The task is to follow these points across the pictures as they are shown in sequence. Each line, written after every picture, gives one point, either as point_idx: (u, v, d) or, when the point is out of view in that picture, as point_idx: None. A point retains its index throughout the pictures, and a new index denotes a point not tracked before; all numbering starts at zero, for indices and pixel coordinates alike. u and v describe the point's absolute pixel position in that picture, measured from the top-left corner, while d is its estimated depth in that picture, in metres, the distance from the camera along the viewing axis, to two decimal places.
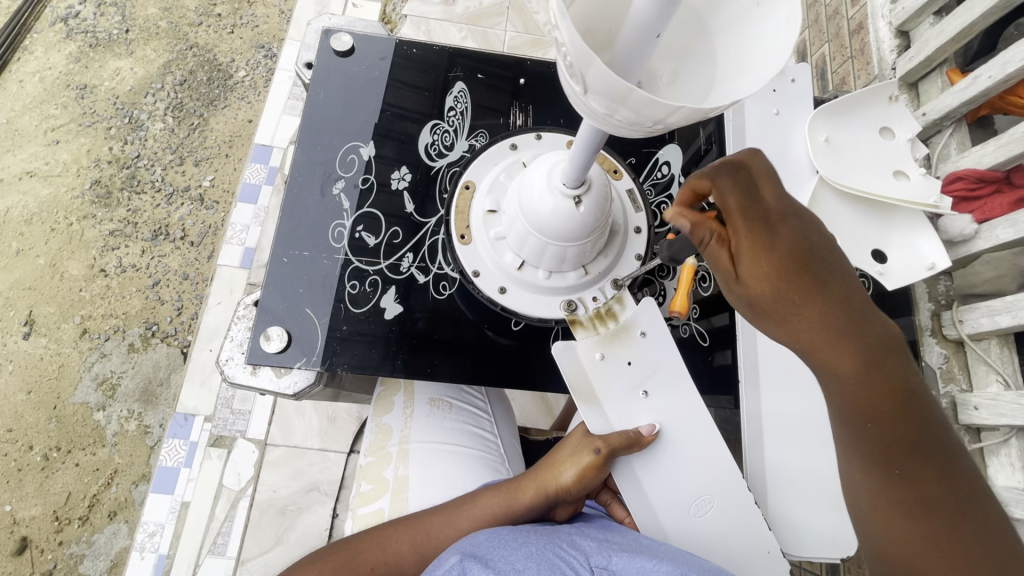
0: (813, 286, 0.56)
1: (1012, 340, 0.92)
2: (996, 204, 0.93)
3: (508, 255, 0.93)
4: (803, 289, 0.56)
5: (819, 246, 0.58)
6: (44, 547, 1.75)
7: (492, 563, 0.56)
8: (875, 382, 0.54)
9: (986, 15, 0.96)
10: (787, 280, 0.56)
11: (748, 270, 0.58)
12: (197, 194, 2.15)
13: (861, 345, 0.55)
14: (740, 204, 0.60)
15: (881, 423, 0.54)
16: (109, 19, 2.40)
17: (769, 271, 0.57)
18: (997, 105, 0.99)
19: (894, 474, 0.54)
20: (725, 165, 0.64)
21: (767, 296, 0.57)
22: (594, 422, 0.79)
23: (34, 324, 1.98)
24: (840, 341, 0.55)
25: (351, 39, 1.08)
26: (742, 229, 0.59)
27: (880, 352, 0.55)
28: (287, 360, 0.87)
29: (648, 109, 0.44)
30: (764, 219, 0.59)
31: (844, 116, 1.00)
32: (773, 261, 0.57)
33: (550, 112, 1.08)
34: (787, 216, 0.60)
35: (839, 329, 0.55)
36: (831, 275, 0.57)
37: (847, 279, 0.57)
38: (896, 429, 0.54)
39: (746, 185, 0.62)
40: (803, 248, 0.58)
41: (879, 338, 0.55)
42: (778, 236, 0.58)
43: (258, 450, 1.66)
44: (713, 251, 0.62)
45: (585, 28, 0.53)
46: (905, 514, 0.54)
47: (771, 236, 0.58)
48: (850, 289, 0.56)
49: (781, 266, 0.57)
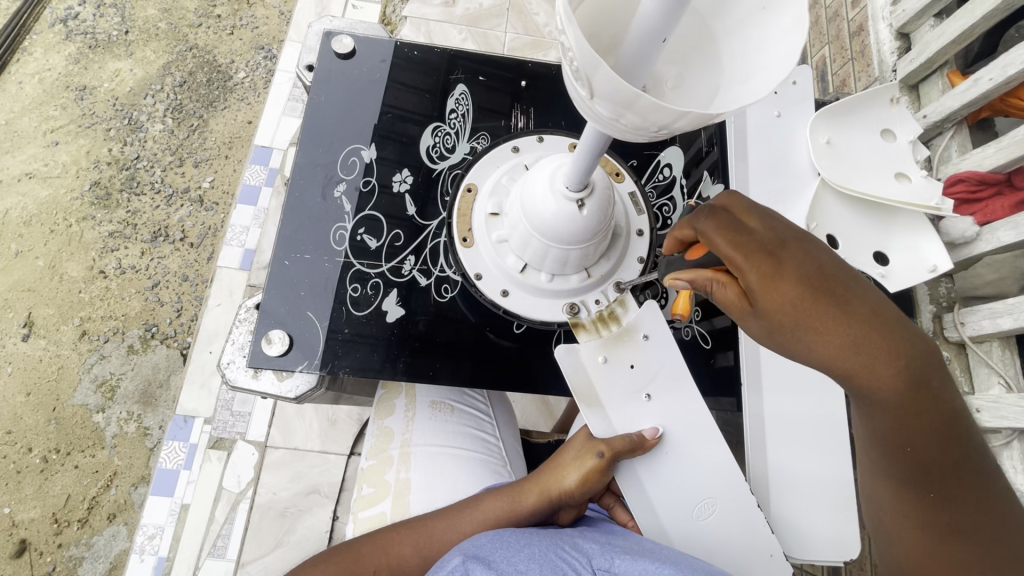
0: (843, 316, 0.50)
1: (1013, 343, 0.92)
2: (997, 207, 0.94)
3: (510, 258, 0.92)
4: (833, 322, 0.50)
5: (830, 267, 0.53)
6: (43, 550, 1.74)
7: (495, 565, 0.56)
8: (915, 412, 0.51)
9: (987, 18, 0.96)
10: (814, 315, 0.51)
11: (768, 305, 0.53)
12: (197, 195, 2.14)
13: (904, 370, 0.50)
14: (732, 247, 0.55)
15: (917, 444, 0.53)
16: (108, 20, 2.39)
17: (793, 305, 0.51)
18: (998, 108, 0.99)
19: (928, 496, 0.55)
20: (704, 213, 0.59)
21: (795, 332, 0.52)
22: (596, 425, 0.79)
23: (33, 326, 1.98)
24: (884, 374, 0.50)
25: (352, 41, 1.07)
26: (749, 266, 0.54)
27: (920, 377, 0.51)
28: (288, 363, 0.86)
29: (655, 114, 0.44)
30: (764, 254, 0.54)
31: (845, 119, 1.00)
32: (791, 299, 0.52)
33: (552, 115, 1.08)
34: (788, 240, 0.55)
35: (880, 363, 0.50)
36: (854, 298, 0.51)
37: (870, 298, 0.52)
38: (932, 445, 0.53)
39: (729, 223, 0.57)
40: (818, 274, 0.52)
41: (918, 362, 0.50)
42: (788, 266, 0.53)
43: (258, 452, 1.66)
44: (728, 300, 0.57)
45: (590, 32, 0.53)
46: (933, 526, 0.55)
47: (782, 268, 0.53)
48: (878, 310, 0.51)
49: (803, 301, 0.51)
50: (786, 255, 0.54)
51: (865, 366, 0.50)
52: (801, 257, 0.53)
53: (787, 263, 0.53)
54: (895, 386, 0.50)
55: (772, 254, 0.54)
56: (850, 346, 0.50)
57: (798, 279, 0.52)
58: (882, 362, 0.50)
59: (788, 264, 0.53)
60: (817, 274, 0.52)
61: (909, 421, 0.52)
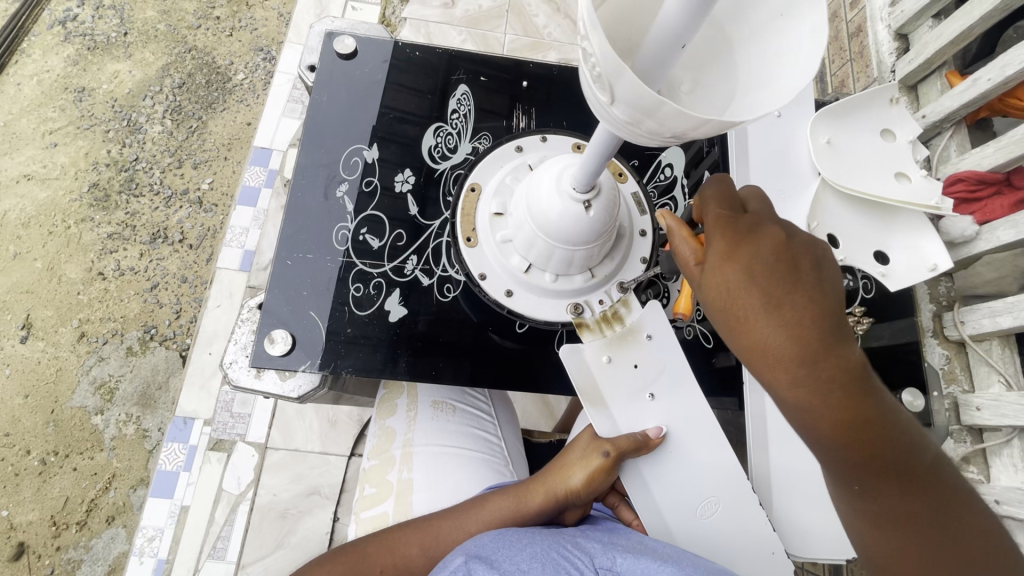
0: (770, 312, 0.49)
1: (1013, 341, 0.92)
2: (997, 206, 0.94)
3: (515, 258, 0.92)
4: (758, 315, 0.50)
5: (790, 261, 0.51)
6: (41, 553, 1.74)
7: (498, 564, 0.56)
8: (832, 418, 0.49)
9: (985, 18, 0.97)
10: (743, 304, 0.50)
11: (711, 281, 0.54)
12: (196, 197, 2.14)
13: (816, 381, 0.49)
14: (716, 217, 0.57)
15: (834, 452, 0.52)
16: (107, 22, 2.39)
17: (730, 290, 0.52)
18: (996, 108, 1.00)
19: (856, 489, 0.54)
20: (716, 182, 0.60)
21: (727, 315, 0.52)
22: (601, 425, 0.80)
23: (32, 328, 1.97)
24: (794, 377, 0.49)
25: (354, 42, 1.07)
26: (713, 242, 0.54)
27: (839, 388, 0.49)
28: (291, 363, 0.86)
29: (675, 121, 0.44)
30: (730, 234, 0.54)
31: (845, 119, 1.01)
32: (729, 281, 0.52)
33: (553, 116, 1.08)
34: (764, 229, 0.53)
35: (793, 365, 0.48)
36: (797, 295, 0.49)
37: (815, 300, 0.49)
38: (853, 457, 0.52)
39: (728, 200, 0.58)
40: (772, 265, 0.51)
41: (841, 374, 0.49)
42: (744, 251, 0.52)
43: (258, 454, 1.65)
44: (686, 261, 0.59)
45: (611, 35, 0.53)
46: (866, 522, 0.55)
47: (735, 252, 0.53)
48: (814, 314, 0.49)
49: (736, 288, 0.51)
50: (749, 241, 0.53)
51: (776, 366, 0.49)
52: (762, 245, 0.52)
53: (744, 248, 0.52)
54: (809, 393, 0.49)
55: (738, 236, 0.53)
56: (769, 344, 0.49)
57: (746, 267, 0.51)
58: (797, 366, 0.48)
59: (743, 250, 0.52)
60: (768, 265, 0.51)
61: (824, 427, 0.50)
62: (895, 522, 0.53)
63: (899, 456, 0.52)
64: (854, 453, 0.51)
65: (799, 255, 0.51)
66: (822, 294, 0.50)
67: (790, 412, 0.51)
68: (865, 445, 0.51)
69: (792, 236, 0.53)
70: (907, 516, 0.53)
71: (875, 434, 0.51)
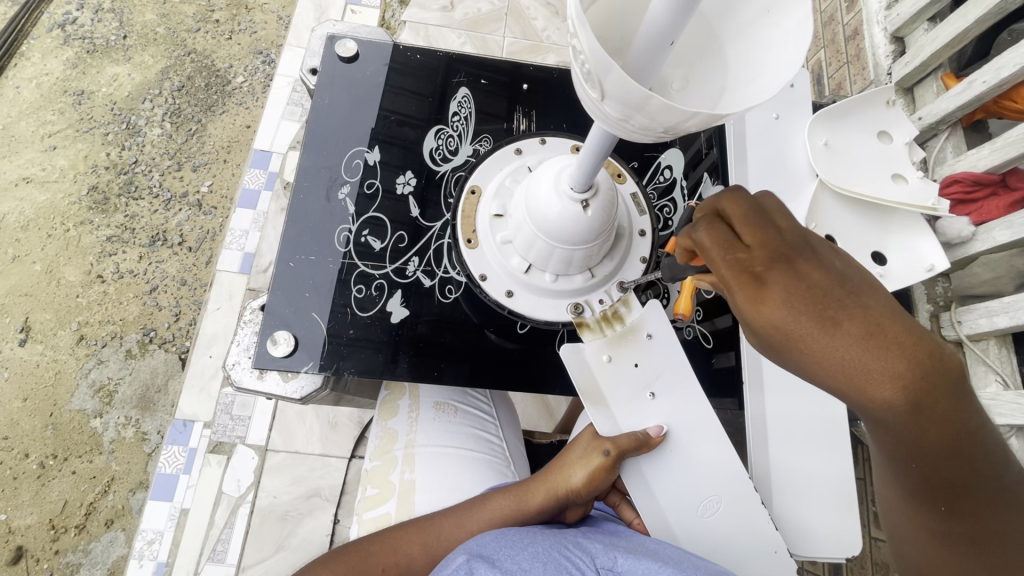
0: (834, 335, 0.44)
1: (1010, 340, 0.93)
2: (993, 207, 0.95)
3: (515, 259, 0.92)
4: (826, 341, 0.45)
5: (825, 279, 0.47)
6: (39, 557, 1.73)
7: (499, 563, 0.57)
8: (930, 429, 0.46)
9: (980, 21, 0.98)
10: (801, 335, 0.46)
11: (758, 326, 0.48)
12: (195, 200, 2.14)
13: (920, 387, 0.44)
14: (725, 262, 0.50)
15: (934, 465, 0.48)
16: (106, 25, 2.39)
17: (786, 326, 0.46)
18: (992, 110, 1.01)
19: (943, 511, 0.51)
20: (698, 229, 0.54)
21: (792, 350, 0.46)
22: (602, 423, 0.80)
23: (31, 331, 1.97)
24: (898, 390, 0.44)
25: (355, 45, 1.08)
26: (734, 291, 0.49)
27: (935, 394, 0.44)
28: (294, 364, 0.87)
29: (664, 115, 0.45)
30: (753, 270, 0.49)
31: (842, 121, 1.01)
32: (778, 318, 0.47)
33: (553, 118, 1.09)
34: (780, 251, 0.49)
35: (888, 379, 0.43)
36: (849, 308, 0.45)
37: (870, 306, 0.45)
38: (951, 468, 0.48)
39: (725, 238, 0.52)
40: (810, 289, 0.47)
41: (938, 375, 0.44)
42: (776, 282, 0.47)
43: (258, 457, 1.65)
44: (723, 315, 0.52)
45: (601, 34, 0.54)
46: (952, 543, 0.52)
47: (765, 289, 0.47)
48: (882, 319, 0.45)
49: (789, 321, 0.46)
50: (772, 270, 0.48)
51: (870, 385, 0.44)
52: (789, 271, 0.48)
53: (773, 281, 0.48)
54: (908, 404, 0.44)
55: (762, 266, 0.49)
56: (853, 366, 0.44)
57: (787, 300, 0.46)
58: (893, 379, 0.43)
59: (772, 281, 0.48)
60: (806, 290, 0.46)
61: (926, 440, 0.47)
62: (978, 539, 0.51)
63: (988, 465, 0.49)
64: (952, 463, 0.48)
65: (827, 268, 0.48)
66: (874, 298, 0.46)
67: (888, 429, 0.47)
68: (960, 457, 0.48)
69: (809, 247, 0.49)
70: (996, 530, 0.50)
71: (969, 440, 0.47)
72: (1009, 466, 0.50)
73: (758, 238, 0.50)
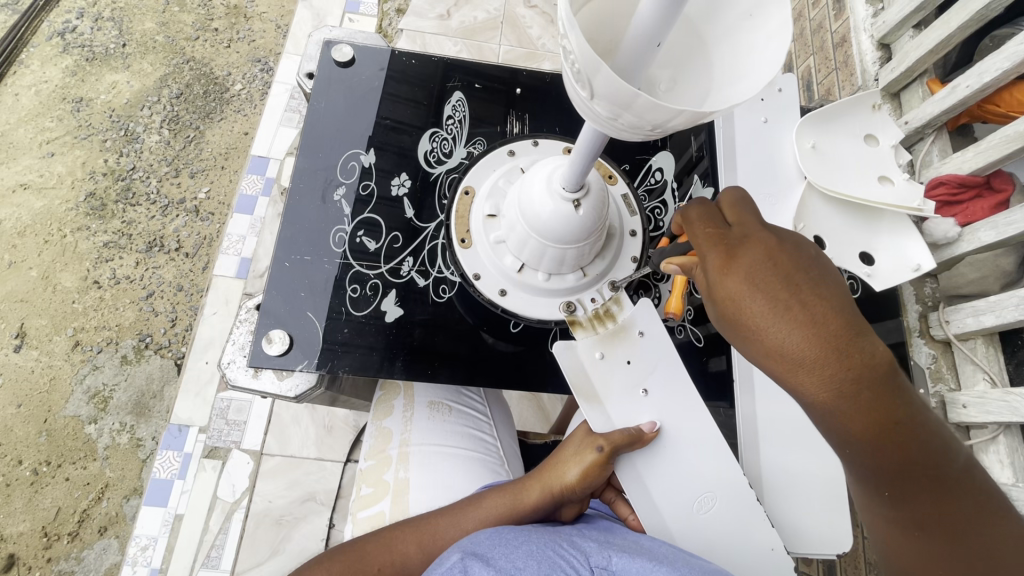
0: (778, 314, 0.49)
1: (996, 340, 0.94)
2: (978, 208, 0.97)
3: (508, 258, 0.94)
4: (767, 319, 0.49)
5: (789, 262, 0.51)
6: (32, 564, 1.72)
7: (493, 561, 0.57)
8: (862, 420, 0.48)
9: (962, 28, 1.01)
10: (747, 310, 0.50)
11: (716, 292, 0.53)
12: (192, 206, 2.16)
13: (846, 375, 0.47)
14: (706, 235, 0.57)
15: (867, 458, 0.51)
16: (106, 33, 2.42)
17: (738, 300, 0.51)
18: (976, 113, 1.04)
19: (886, 498, 0.54)
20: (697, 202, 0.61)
21: (737, 323, 0.51)
22: (596, 420, 0.81)
23: (26, 337, 1.97)
24: (824, 379, 0.47)
25: (351, 50, 1.10)
26: (709, 258, 0.55)
27: (863, 385, 0.47)
28: (289, 363, 0.87)
29: (651, 113, 0.46)
30: (725, 247, 0.55)
31: (830, 124, 1.04)
32: (731, 292, 0.52)
33: (547, 121, 1.11)
34: (753, 237, 0.54)
35: (814, 366, 0.47)
36: (803, 294, 0.49)
37: (824, 297, 0.49)
38: (887, 460, 0.51)
39: (713, 219, 0.59)
40: (769, 270, 0.51)
41: (865, 370, 0.47)
42: (741, 262, 0.52)
43: (253, 461, 1.64)
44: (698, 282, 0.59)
45: (591, 37, 0.55)
46: (892, 528, 0.55)
47: (731, 265, 0.53)
48: (826, 310, 0.48)
49: (738, 296, 0.51)
50: (741, 252, 0.53)
51: (799, 369, 0.48)
52: (757, 252, 0.52)
53: (739, 257, 0.53)
54: (831, 394, 0.48)
55: (733, 247, 0.54)
56: (789, 344, 0.48)
57: (745, 276, 0.51)
58: (818, 365, 0.47)
59: (738, 260, 0.53)
60: (765, 272, 0.51)
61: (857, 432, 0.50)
62: (924, 526, 0.53)
63: (927, 460, 0.51)
64: (888, 456, 0.51)
65: (795, 253, 0.52)
66: (830, 291, 0.49)
67: (818, 416, 0.50)
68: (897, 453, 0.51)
69: (784, 236, 0.53)
70: (936, 521, 0.53)
71: (905, 437, 0.50)
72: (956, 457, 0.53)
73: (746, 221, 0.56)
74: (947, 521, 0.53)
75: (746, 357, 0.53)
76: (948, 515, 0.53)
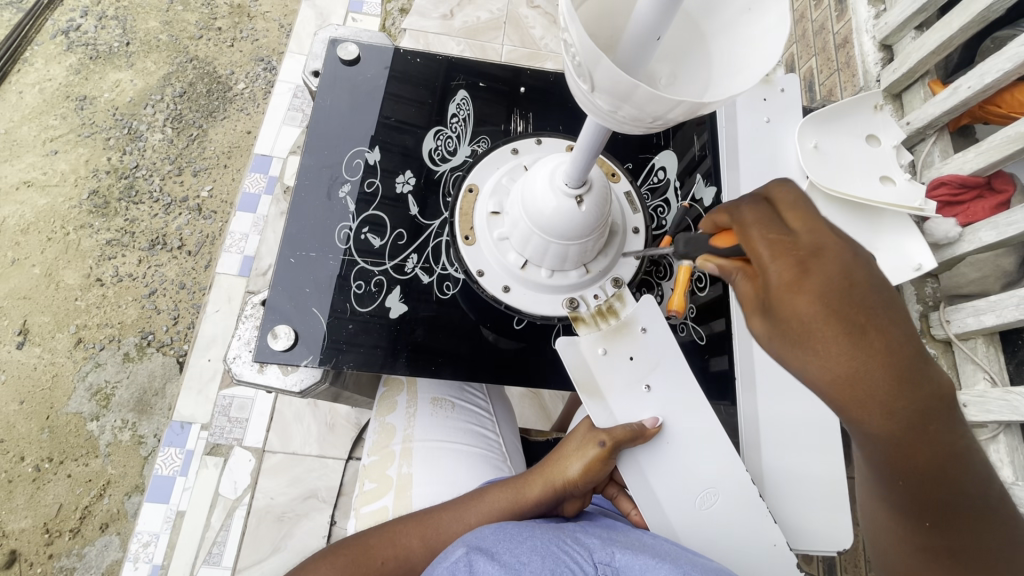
0: (855, 343, 0.45)
1: (997, 339, 0.95)
2: (979, 208, 0.97)
3: (511, 255, 0.95)
4: (840, 347, 0.45)
5: (863, 285, 0.46)
6: (33, 561, 1.72)
7: (498, 556, 0.57)
8: (910, 447, 0.48)
9: (964, 29, 1.01)
10: (819, 336, 0.45)
11: (784, 313, 0.47)
12: (195, 204, 2.16)
13: (910, 407, 0.46)
14: (763, 242, 0.50)
15: (910, 484, 0.51)
16: (110, 32, 2.42)
17: (809, 325, 0.46)
18: (978, 114, 1.05)
19: (924, 526, 0.53)
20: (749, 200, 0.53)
21: (804, 349, 0.47)
22: (597, 415, 0.82)
23: (29, 334, 1.98)
24: (888, 411, 0.46)
25: (356, 48, 1.11)
26: (773, 272, 0.48)
27: (924, 417, 0.46)
28: (294, 358, 0.88)
29: (652, 105, 0.47)
30: (792, 258, 0.48)
31: (832, 124, 1.04)
32: (801, 313, 0.46)
33: (550, 120, 1.12)
34: (824, 247, 0.47)
35: (882, 397, 0.45)
36: (875, 321, 0.45)
37: (894, 325, 0.45)
38: (927, 488, 0.51)
39: (771, 220, 0.51)
40: (844, 290, 0.46)
41: (927, 401, 0.46)
42: (814, 279, 0.46)
43: (255, 458, 1.65)
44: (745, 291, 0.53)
45: (592, 31, 0.56)
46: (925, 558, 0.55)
47: (803, 283, 0.47)
48: (901, 341, 0.45)
49: (811, 319, 0.46)
50: (814, 265, 0.47)
51: (865, 399, 0.45)
52: (834, 268, 0.46)
53: (812, 272, 0.47)
54: (892, 425, 0.47)
55: (802, 260, 0.48)
56: (859, 375, 0.45)
57: (820, 297, 0.46)
58: (887, 397, 0.45)
59: (811, 276, 0.46)
60: (841, 293, 0.45)
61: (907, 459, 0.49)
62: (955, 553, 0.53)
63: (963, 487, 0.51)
64: (929, 484, 0.51)
65: (869, 271, 0.47)
66: (900, 318, 0.46)
67: (868, 440, 0.49)
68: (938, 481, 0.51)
69: (856, 249, 0.47)
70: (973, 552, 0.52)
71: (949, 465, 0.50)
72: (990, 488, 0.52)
73: (811, 227, 0.49)
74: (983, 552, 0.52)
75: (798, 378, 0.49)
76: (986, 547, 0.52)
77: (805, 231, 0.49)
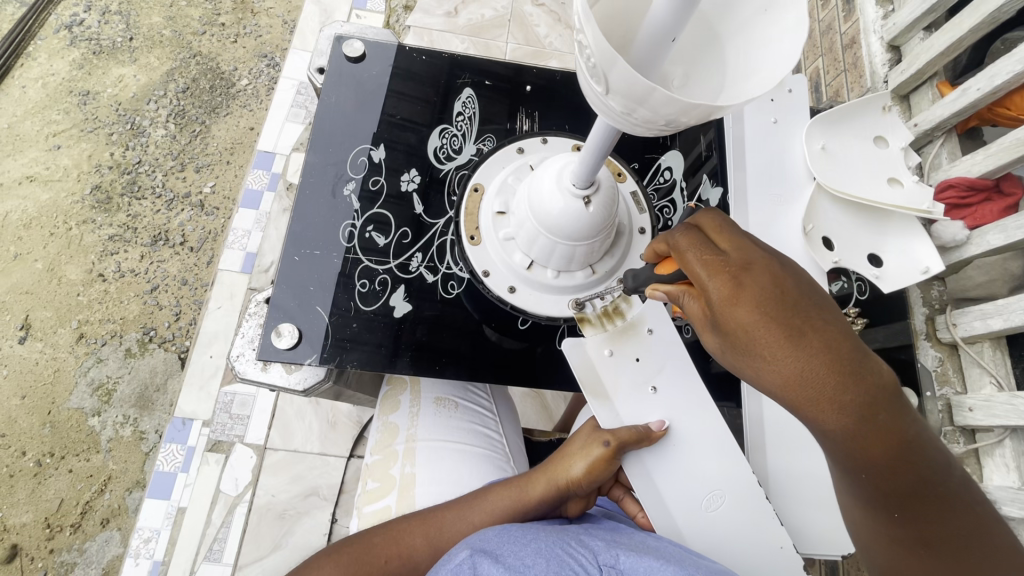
0: (795, 344, 0.47)
1: (1004, 343, 0.94)
2: (987, 211, 0.96)
3: (517, 256, 0.95)
4: (784, 350, 0.47)
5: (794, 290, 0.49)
6: (34, 555, 1.73)
7: (502, 558, 0.57)
8: (875, 446, 0.48)
9: (974, 30, 1.00)
10: (763, 342, 0.48)
11: (728, 324, 0.50)
12: (198, 200, 2.16)
13: (863, 402, 0.46)
14: (699, 262, 0.54)
15: (883, 482, 0.51)
16: (113, 27, 2.42)
17: (751, 331, 0.48)
18: (986, 117, 1.03)
19: (897, 518, 0.53)
20: (681, 228, 0.58)
21: (752, 357, 0.49)
22: (604, 416, 0.81)
23: (31, 329, 1.98)
24: (842, 409, 0.46)
25: (362, 45, 1.10)
26: (712, 288, 0.52)
27: (880, 411, 0.47)
28: (297, 356, 0.88)
29: (665, 107, 0.46)
30: (727, 273, 0.52)
31: (839, 125, 1.03)
32: (744, 321, 0.49)
33: (556, 119, 1.11)
34: (753, 261, 0.52)
35: (834, 394, 0.46)
36: (812, 322, 0.48)
37: (829, 323, 0.48)
38: (899, 483, 0.51)
39: (703, 244, 0.55)
40: (776, 297, 0.49)
41: (878, 393, 0.47)
42: (749, 290, 0.49)
43: (256, 455, 1.65)
44: (694, 312, 0.56)
45: (606, 30, 0.55)
46: (903, 551, 0.55)
47: (740, 294, 0.50)
48: (839, 337, 0.47)
49: (754, 325, 0.48)
50: (747, 278, 0.50)
51: (818, 398, 0.47)
52: (764, 278, 0.50)
53: (745, 284, 0.50)
54: (850, 422, 0.47)
55: (736, 273, 0.51)
56: (807, 375, 0.46)
57: (757, 305, 0.49)
58: (839, 394, 0.46)
59: (746, 287, 0.50)
60: (773, 300, 0.49)
61: (874, 457, 0.49)
62: (931, 544, 0.53)
63: (932, 479, 0.51)
64: (900, 479, 0.51)
65: (795, 279, 0.50)
66: (833, 316, 0.48)
67: (832, 443, 0.49)
68: (908, 474, 0.50)
69: (781, 261, 0.52)
70: (943, 538, 0.53)
71: (916, 457, 0.50)
72: (955, 475, 0.53)
73: (738, 246, 0.53)
74: (951, 538, 0.53)
75: (754, 385, 0.51)
76: (953, 533, 0.53)
77: (733, 251, 0.53)
